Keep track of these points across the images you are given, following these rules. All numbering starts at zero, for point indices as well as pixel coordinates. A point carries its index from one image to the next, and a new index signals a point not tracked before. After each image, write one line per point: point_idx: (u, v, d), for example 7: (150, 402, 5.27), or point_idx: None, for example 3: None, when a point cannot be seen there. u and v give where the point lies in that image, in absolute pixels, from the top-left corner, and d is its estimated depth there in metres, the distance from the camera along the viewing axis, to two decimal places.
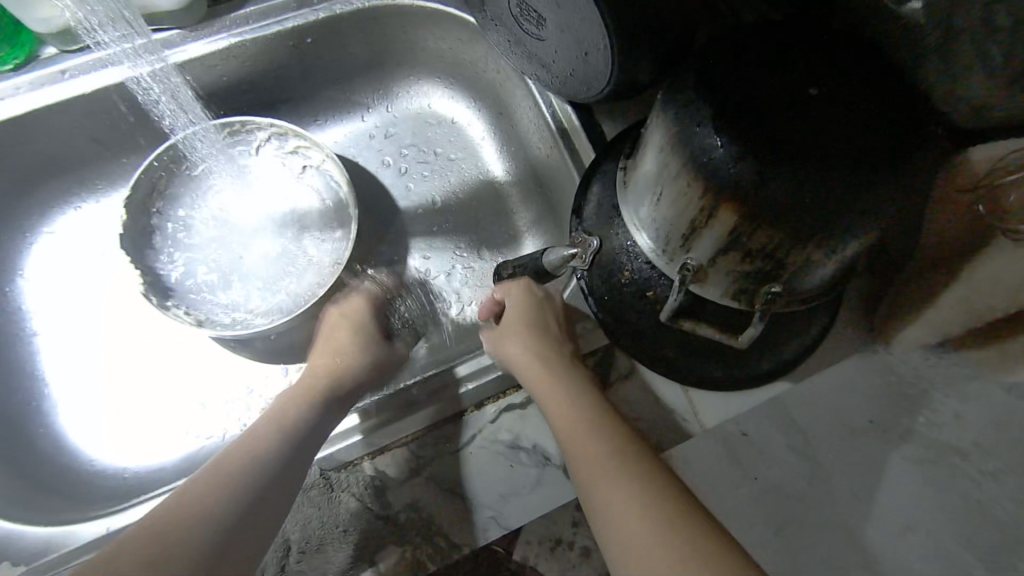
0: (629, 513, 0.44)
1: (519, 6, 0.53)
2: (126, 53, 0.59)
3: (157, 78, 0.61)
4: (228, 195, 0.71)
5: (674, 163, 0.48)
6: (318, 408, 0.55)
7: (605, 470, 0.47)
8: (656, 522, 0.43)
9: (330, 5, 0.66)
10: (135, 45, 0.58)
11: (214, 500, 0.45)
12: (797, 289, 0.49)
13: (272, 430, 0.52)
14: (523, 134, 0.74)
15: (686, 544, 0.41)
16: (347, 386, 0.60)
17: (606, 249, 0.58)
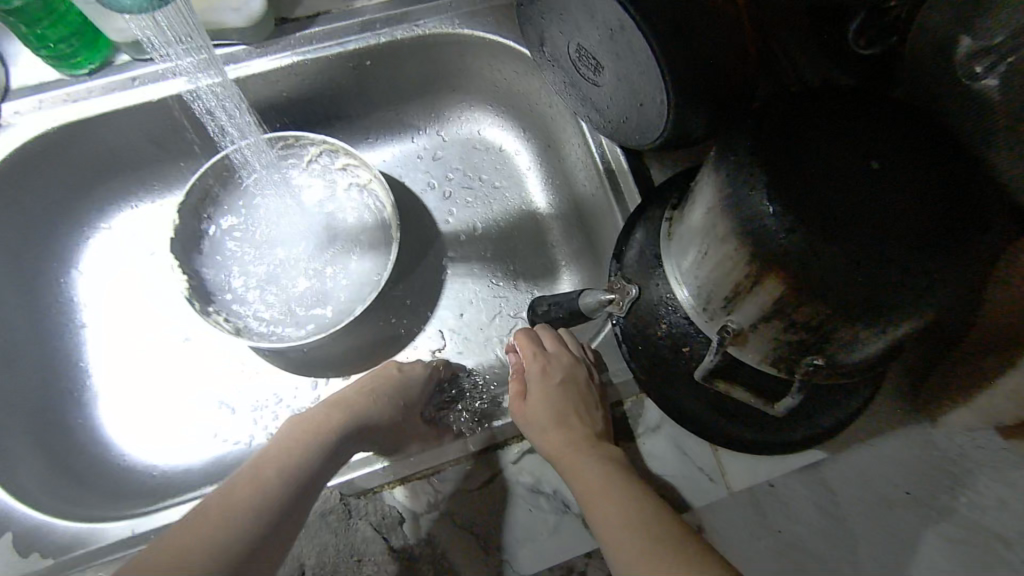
0: None
1: (578, 51, 0.53)
2: (188, 66, 0.59)
3: (215, 93, 0.62)
4: (277, 206, 0.73)
5: (723, 225, 0.46)
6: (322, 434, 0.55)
7: (630, 535, 0.46)
8: None
9: (392, 31, 0.68)
10: (195, 59, 0.58)
11: (226, 535, 0.43)
12: (840, 364, 0.48)
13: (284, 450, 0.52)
14: (569, 169, 0.74)
15: None
16: (357, 417, 0.58)
17: (643, 298, 0.57)
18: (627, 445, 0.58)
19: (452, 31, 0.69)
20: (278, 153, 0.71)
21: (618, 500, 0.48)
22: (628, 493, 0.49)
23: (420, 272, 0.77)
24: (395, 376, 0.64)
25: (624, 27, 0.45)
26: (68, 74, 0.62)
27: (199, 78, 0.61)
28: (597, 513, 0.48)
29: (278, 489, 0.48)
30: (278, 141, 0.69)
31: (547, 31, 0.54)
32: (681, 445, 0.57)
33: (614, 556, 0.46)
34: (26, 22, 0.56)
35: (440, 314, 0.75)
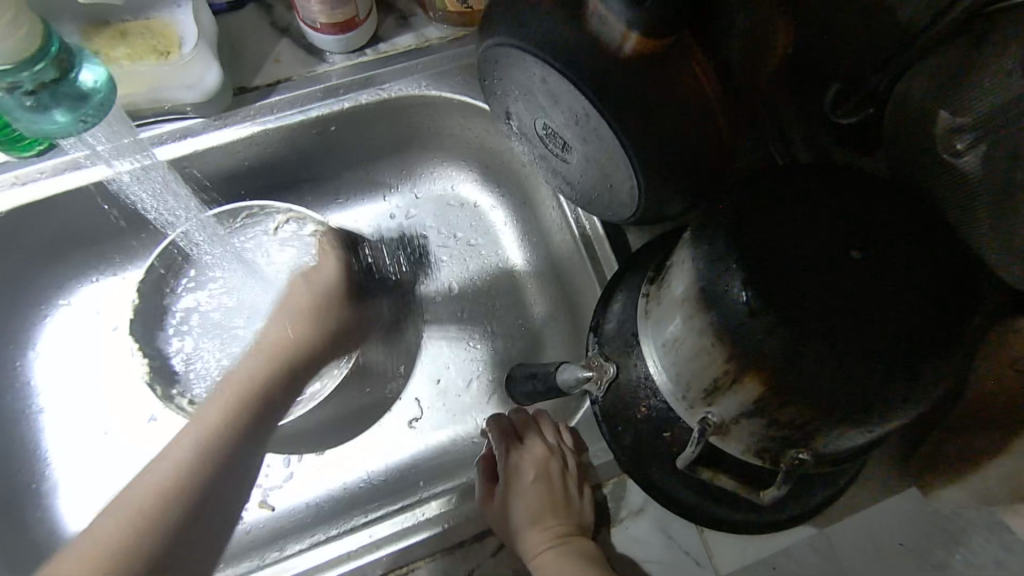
0: None
1: (544, 129, 0.50)
2: (108, 151, 0.58)
3: (137, 177, 0.60)
4: (238, 278, 0.70)
5: (699, 318, 0.44)
6: (268, 355, 0.60)
7: None
8: None
9: (356, 96, 0.66)
10: (118, 144, 0.58)
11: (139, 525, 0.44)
12: (827, 455, 0.46)
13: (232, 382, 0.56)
14: (545, 228, 0.72)
15: None
16: (295, 349, 0.62)
17: (622, 377, 0.55)
18: (611, 530, 0.55)
19: (419, 94, 0.67)
20: (241, 223, 0.69)
21: None
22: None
23: (396, 337, 0.73)
24: (338, 293, 0.67)
25: (589, 115, 0.43)
26: (16, 155, 0.59)
27: (121, 164, 0.59)
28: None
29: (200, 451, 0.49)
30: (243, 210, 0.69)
31: (512, 106, 0.52)
32: (666, 527, 0.55)
33: None
34: None
35: (417, 380, 0.72)
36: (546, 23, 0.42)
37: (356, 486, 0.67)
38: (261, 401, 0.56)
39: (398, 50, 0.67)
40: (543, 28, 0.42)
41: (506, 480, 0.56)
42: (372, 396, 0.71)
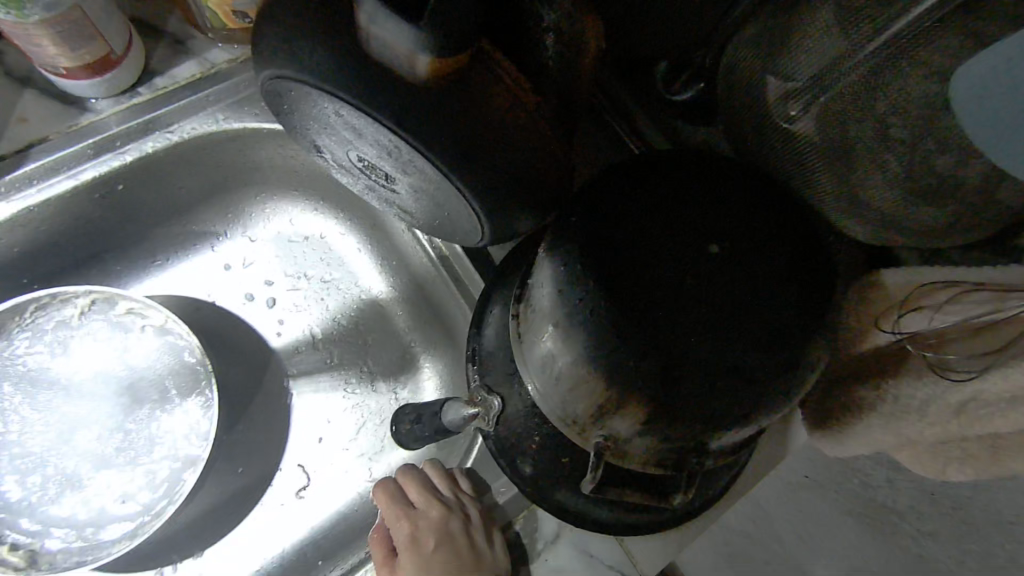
0: None
1: (361, 162, 0.44)
2: None
3: None
4: (45, 383, 0.58)
5: (569, 346, 0.40)
6: None
7: None
8: None
9: (140, 145, 0.55)
10: None
11: None
12: (724, 451, 0.44)
13: None
14: (401, 251, 0.66)
15: None
16: None
17: (509, 409, 0.51)
18: (531, 566, 0.52)
19: (217, 129, 0.57)
20: (30, 315, 0.57)
21: None
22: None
23: (259, 403, 0.65)
24: None
25: (400, 147, 0.37)
26: None
27: None
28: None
29: None
30: (28, 304, 0.57)
31: (318, 139, 0.45)
32: (587, 549, 0.52)
33: None
34: None
35: (295, 446, 0.65)
36: (322, 50, 0.35)
37: None
38: None
39: (180, 82, 0.57)
40: (320, 56, 0.35)
41: (405, 552, 0.53)
42: (248, 476, 0.63)
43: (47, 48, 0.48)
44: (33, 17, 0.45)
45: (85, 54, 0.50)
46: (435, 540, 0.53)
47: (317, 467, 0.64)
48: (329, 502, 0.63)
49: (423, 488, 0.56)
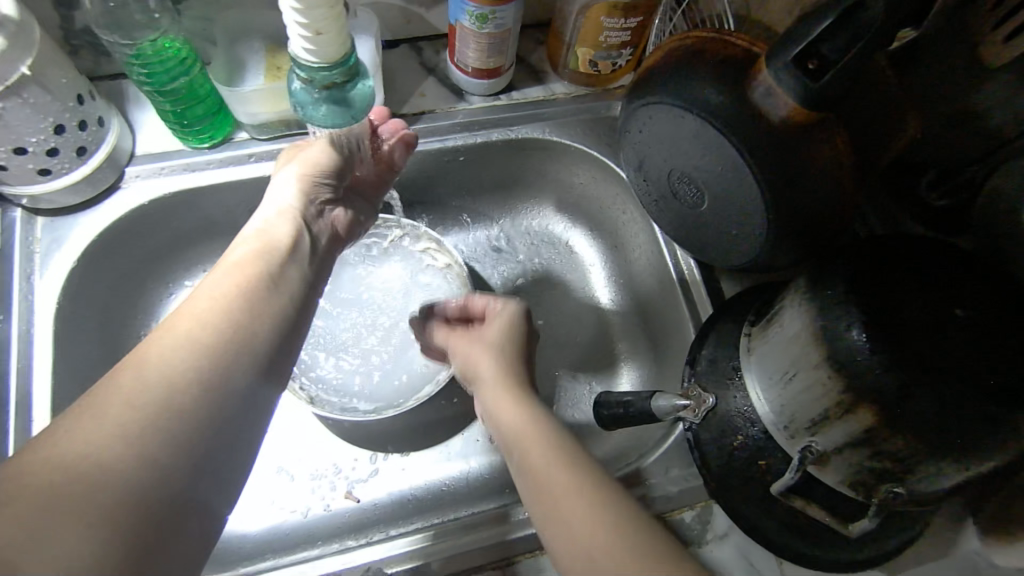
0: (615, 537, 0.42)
1: (678, 178, 0.58)
2: None
3: None
4: (355, 280, 0.77)
5: (814, 352, 0.50)
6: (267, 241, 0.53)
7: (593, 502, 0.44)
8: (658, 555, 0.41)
9: (488, 133, 0.74)
10: None
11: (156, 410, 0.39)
12: (919, 494, 0.50)
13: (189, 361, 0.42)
14: (635, 272, 0.79)
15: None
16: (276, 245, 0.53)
17: (719, 408, 0.60)
18: (698, 549, 0.60)
19: (542, 138, 0.75)
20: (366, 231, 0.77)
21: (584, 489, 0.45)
22: (568, 468, 0.47)
23: None
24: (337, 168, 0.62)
25: (737, 168, 0.51)
26: (191, 147, 0.67)
27: None
28: (546, 508, 0.46)
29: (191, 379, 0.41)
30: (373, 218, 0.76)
31: (648, 157, 0.60)
32: (749, 556, 0.59)
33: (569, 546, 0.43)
34: (172, 100, 0.61)
35: None
36: (706, 90, 0.50)
37: (440, 487, 0.71)
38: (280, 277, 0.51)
39: (528, 99, 0.76)
40: (702, 95, 0.50)
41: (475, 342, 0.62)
42: (459, 407, 0.76)
43: (468, 52, 0.69)
44: (484, 30, 0.64)
45: (489, 63, 0.70)
46: (508, 345, 0.60)
47: None
48: None
49: (509, 307, 0.63)
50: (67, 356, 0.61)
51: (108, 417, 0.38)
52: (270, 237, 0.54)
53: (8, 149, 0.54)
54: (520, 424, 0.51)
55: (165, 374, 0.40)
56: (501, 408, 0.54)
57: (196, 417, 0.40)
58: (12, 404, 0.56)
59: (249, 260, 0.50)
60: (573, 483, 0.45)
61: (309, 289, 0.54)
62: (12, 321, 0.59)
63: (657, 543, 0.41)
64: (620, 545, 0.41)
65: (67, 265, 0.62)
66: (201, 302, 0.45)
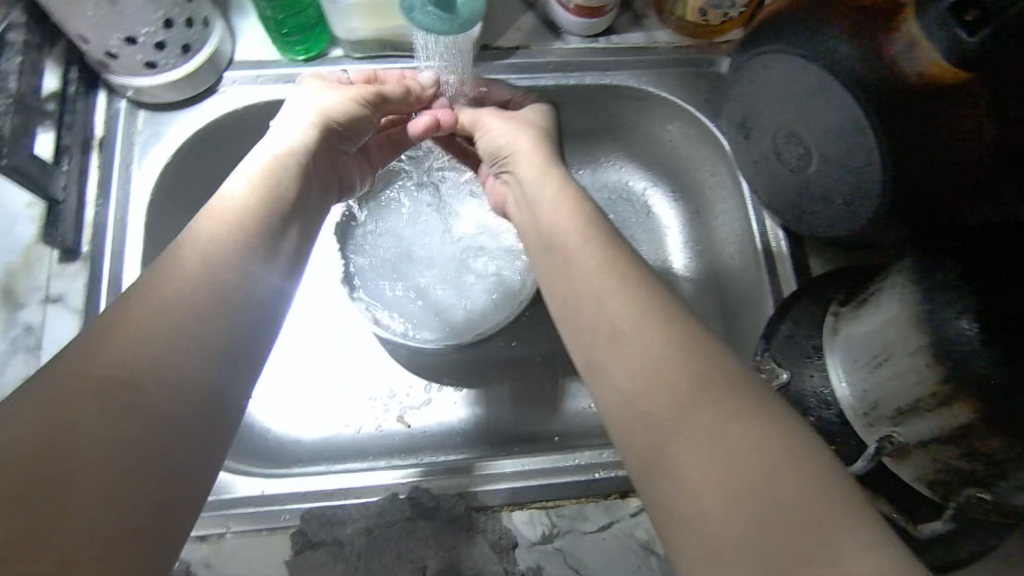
0: (652, 345, 0.40)
1: (784, 138, 0.54)
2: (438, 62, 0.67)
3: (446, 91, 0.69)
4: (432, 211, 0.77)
5: (912, 337, 0.47)
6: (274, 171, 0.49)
7: (642, 313, 0.42)
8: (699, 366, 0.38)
9: (582, 77, 0.71)
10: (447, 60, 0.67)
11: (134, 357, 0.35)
12: (1006, 505, 0.46)
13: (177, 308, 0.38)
14: (715, 239, 0.75)
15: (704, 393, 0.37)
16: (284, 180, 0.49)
17: (793, 386, 0.57)
18: None
19: (637, 88, 0.72)
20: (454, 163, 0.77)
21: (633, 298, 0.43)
22: (639, 306, 0.42)
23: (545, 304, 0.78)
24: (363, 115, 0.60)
25: (860, 129, 0.47)
26: (287, 58, 0.67)
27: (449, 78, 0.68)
28: (611, 351, 0.41)
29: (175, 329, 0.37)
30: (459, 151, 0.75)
31: (755, 112, 0.56)
32: None
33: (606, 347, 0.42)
34: (278, 7, 0.61)
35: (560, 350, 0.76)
36: (835, 41, 0.46)
37: (489, 426, 0.71)
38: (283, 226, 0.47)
39: (628, 44, 0.72)
40: (829, 45, 0.46)
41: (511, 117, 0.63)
42: (517, 352, 0.76)
43: None
44: None
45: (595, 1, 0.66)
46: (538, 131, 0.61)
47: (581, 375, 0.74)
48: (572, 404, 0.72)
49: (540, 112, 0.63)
50: (155, 247, 0.63)
51: (76, 381, 0.33)
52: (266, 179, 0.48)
53: (120, 38, 0.56)
54: (588, 258, 0.47)
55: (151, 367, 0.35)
56: (553, 238, 0.50)
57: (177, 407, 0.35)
58: (103, 283, 0.59)
59: (246, 201, 0.45)
60: (626, 291, 0.43)
61: (307, 249, 0.50)
62: (109, 205, 0.61)
63: (727, 372, 0.38)
64: (688, 377, 0.38)
65: (163, 159, 0.64)
66: (185, 256, 0.40)
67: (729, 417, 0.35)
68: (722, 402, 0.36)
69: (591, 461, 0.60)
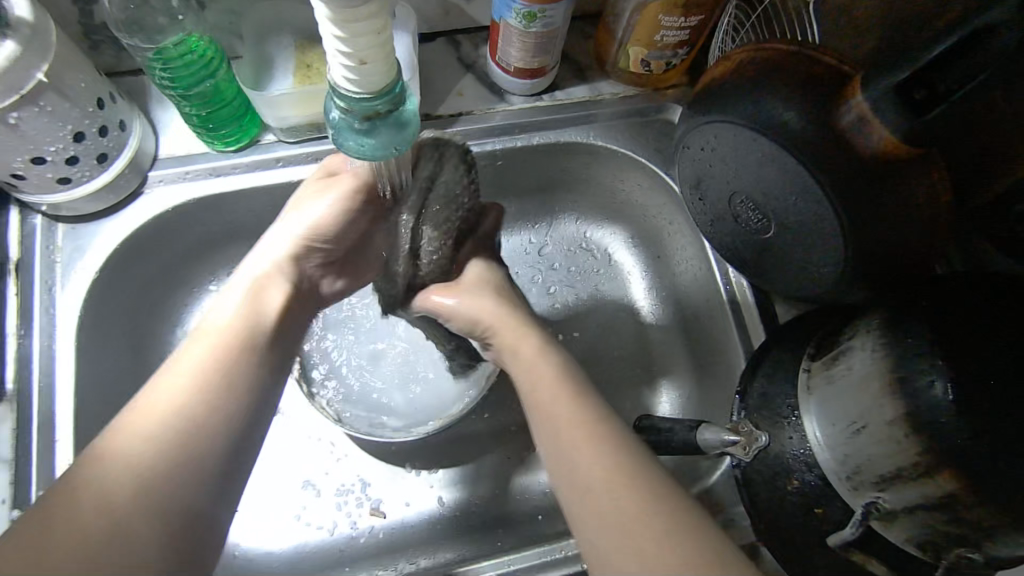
0: (619, 465, 0.43)
1: (740, 200, 0.53)
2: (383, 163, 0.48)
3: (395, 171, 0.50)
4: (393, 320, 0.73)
5: (888, 406, 0.46)
6: (258, 286, 0.51)
7: (593, 430, 0.45)
8: (659, 492, 0.42)
9: (529, 137, 0.69)
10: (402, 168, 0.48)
11: (182, 434, 0.41)
12: (996, 562, 0.46)
13: (193, 409, 0.42)
14: (678, 286, 0.74)
15: (672, 531, 0.40)
16: (275, 294, 0.51)
17: (772, 449, 0.56)
18: None
19: (585, 143, 0.70)
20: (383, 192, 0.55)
21: (580, 411, 0.47)
22: (599, 431, 0.45)
23: (513, 367, 0.76)
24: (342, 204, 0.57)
25: (814, 202, 0.45)
26: (216, 149, 0.63)
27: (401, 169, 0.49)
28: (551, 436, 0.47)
29: (200, 448, 0.41)
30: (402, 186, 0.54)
31: (708, 176, 0.55)
32: None
33: (563, 451, 0.45)
34: (195, 103, 0.57)
35: None
36: (784, 113, 0.45)
37: (472, 505, 0.69)
38: (273, 325, 0.49)
39: (573, 99, 0.70)
40: (779, 117, 0.45)
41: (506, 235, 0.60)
42: (491, 423, 0.73)
43: (513, 51, 0.63)
44: (532, 29, 0.59)
45: (534, 62, 0.64)
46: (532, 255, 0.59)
47: None
48: (523, 476, 0.71)
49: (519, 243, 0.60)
50: (89, 372, 0.59)
51: (155, 426, 0.41)
52: (261, 277, 0.51)
53: (26, 159, 0.51)
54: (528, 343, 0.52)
55: (181, 408, 0.42)
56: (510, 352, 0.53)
57: (209, 463, 0.42)
58: (35, 426, 0.55)
59: (252, 293, 0.50)
60: (573, 392, 0.48)
61: (258, 303, 0.49)
62: (33, 336, 0.56)
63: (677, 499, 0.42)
64: (620, 484, 0.42)
65: (87, 277, 0.59)
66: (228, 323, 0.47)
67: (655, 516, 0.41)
68: (657, 505, 0.41)
69: (580, 548, 0.59)
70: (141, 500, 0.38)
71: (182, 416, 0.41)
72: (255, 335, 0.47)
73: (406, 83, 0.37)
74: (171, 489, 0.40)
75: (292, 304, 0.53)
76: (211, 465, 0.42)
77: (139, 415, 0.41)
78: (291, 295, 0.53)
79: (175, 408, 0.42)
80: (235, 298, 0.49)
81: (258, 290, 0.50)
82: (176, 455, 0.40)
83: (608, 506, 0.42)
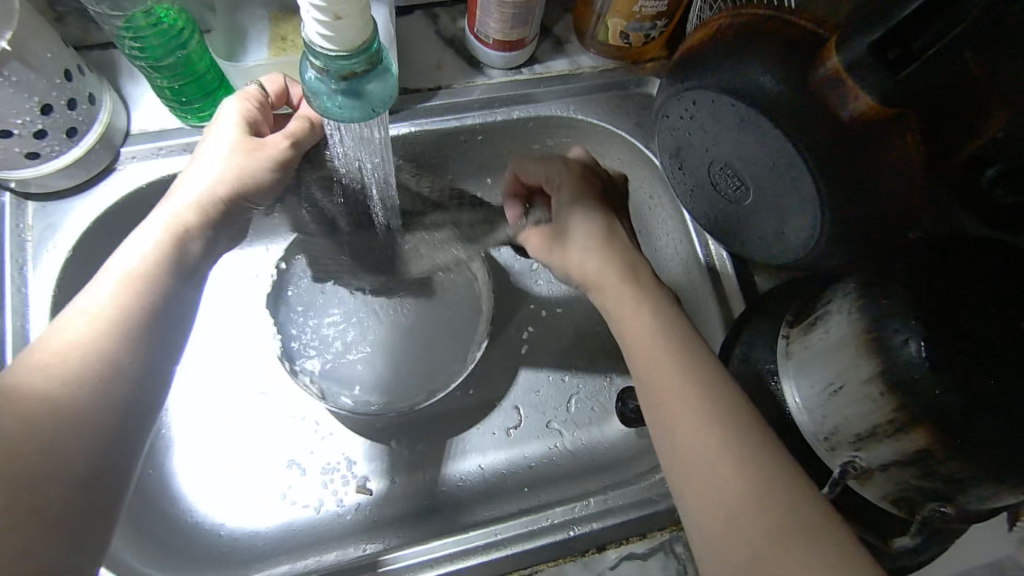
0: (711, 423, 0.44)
1: (719, 167, 0.53)
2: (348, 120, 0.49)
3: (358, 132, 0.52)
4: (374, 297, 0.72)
5: (864, 365, 0.47)
6: (170, 229, 0.50)
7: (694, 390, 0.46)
8: (759, 457, 0.43)
9: (510, 111, 0.68)
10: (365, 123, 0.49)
11: (73, 397, 0.40)
12: (968, 514, 0.47)
13: (86, 371, 0.41)
14: (660, 260, 0.75)
15: (768, 493, 0.41)
16: (186, 237, 0.50)
17: (754, 413, 0.57)
18: None
19: (566, 117, 0.70)
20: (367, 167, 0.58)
21: (685, 369, 0.47)
22: (699, 392, 0.46)
23: (497, 344, 0.76)
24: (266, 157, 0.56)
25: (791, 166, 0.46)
26: (190, 124, 0.62)
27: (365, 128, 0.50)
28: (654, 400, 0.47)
29: (95, 409, 0.41)
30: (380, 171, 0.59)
31: (688, 144, 0.55)
32: None
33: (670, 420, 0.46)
34: (167, 75, 0.56)
35: (520, 391, 0.74)
36: (762, 77, 0.45)
37: (458, 480, 0.69)
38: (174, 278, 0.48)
39: (552, 72, 0.70)
40: (756, 81, 0.45)
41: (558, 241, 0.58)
42: (475, 398, 0.73)
43: (491, 22, 0.63)
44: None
45: (512, 34, 0.64)
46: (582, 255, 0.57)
47: (536, 413, 0.73)
48: (507, 450, 0.71)
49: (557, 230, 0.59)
50: None
51: (46, 391, 0.40)
52: (178, 222, 0.50)
53: None
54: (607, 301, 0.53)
55: (73, 369, 0.41)
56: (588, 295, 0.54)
57: (105, 420, 0.41)
58: None
59: (164, 238, 0.49)
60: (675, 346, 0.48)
61: (163, 249, 0.49)
62: (5, 315, 0.55)
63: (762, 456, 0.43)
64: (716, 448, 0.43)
65: (61, 255, 0.58)
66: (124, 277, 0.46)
67: (741, 476, 0.42)
68: (759, 469, 0.42)
69: (565, 516, 0.59)
70: (42, 467, 0.38)
71: (73, 381, 0.41)
72: (157, 289, 0.47)
73: (384, 41, 0.37)
74: (68, 456, 0.39)
75: (205, 244, 0.52)
76: (109, 431, 0.41)
77: (41, 364, 0.41)
78: (207, 238, 0.53)
79: (64, 368, 0.41)
80: (144, 245, 0.48)
81: (167, 235, 0.49)
82: (69, 419, 0.40)
83: (712, 484, 0.42)
